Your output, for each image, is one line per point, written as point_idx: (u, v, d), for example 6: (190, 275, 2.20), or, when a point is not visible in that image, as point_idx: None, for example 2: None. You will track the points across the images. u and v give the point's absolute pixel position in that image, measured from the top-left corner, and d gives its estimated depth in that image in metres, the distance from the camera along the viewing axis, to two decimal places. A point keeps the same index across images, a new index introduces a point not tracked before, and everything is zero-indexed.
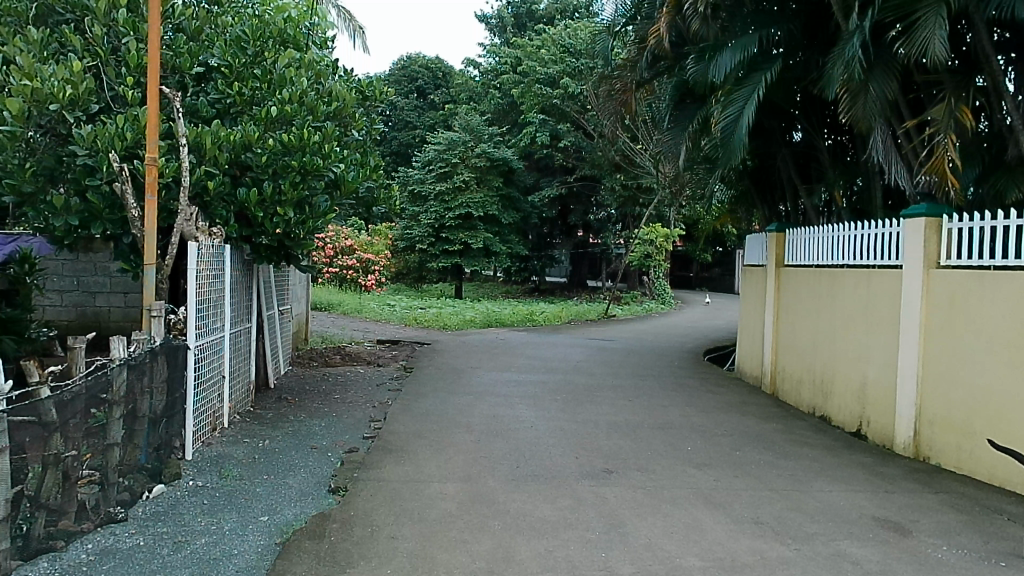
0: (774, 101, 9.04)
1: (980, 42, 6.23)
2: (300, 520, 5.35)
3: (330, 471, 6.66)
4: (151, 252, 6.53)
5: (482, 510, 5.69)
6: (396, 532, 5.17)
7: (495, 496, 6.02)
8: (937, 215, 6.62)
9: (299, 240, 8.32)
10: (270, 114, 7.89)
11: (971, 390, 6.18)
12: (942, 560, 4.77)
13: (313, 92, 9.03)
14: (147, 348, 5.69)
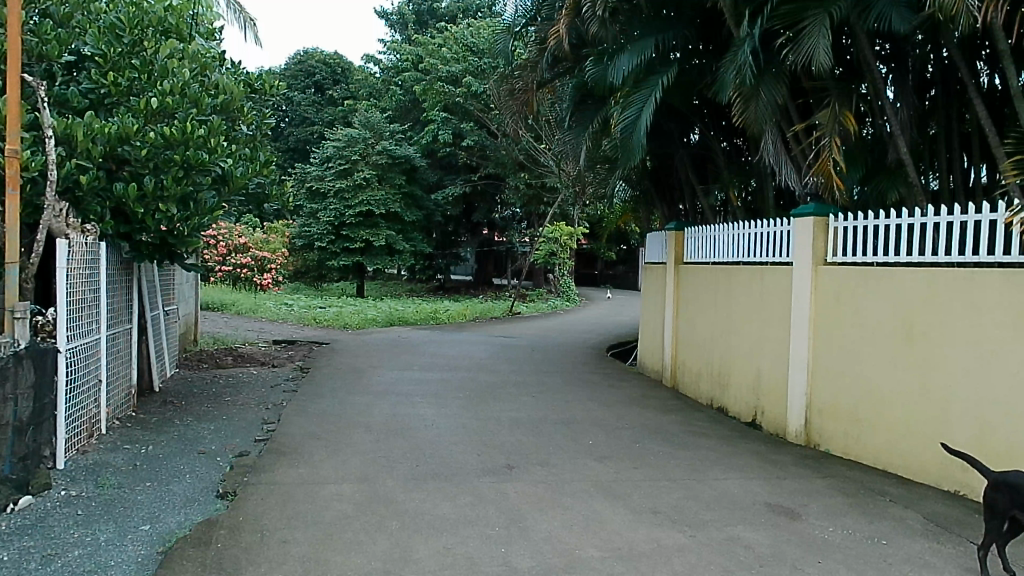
0: (672, 104, 9.32)
1: (862, 51, 6.57)
2: (183, 528, 5.15)
3: (217, 476, 6.42)
4: (12, 250, 6.11)
5: (381, 510, 5.61)
6: (288, 536, 5.04)
7: (393, 496, 5.96)
8: (825, 215, 6.99)
9: (183, 237, 8.04)
10: (150, 106, 7.52)
11: (858, 381, 6.58)
12: (829, 542, 5.04)
13: (196, 83, 8.64)
14: (9, 351, 5.36)
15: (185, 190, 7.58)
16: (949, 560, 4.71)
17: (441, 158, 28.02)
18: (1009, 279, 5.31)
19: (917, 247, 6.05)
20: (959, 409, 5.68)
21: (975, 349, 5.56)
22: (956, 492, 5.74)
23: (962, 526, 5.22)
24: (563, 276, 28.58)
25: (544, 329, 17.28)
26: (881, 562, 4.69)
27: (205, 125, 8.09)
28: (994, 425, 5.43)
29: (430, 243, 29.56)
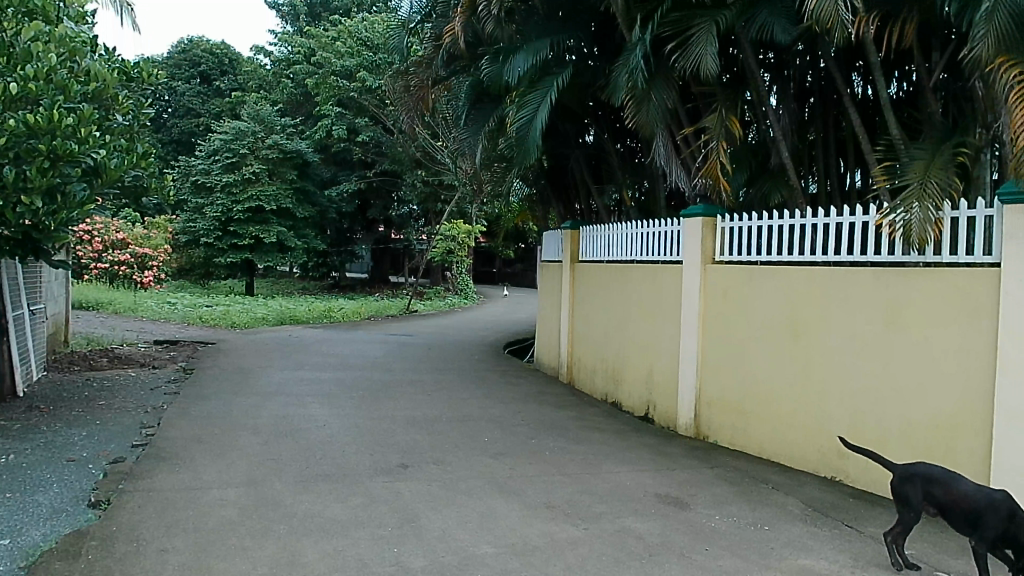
0: (567, 104, 9.49)
1: (747, 59, 6.88)
2: (50, 541, 4.85)
3: (89, 484, 6.08)
4: None
5: (268, 514, 5.46)
6: (166, 544, 4.84)
7: (281, 499, 5.81)
8: (713, 215, 7.30)
9: (49, 232, 7.51)
10: (9, 91, 7.02)
11: (745, 374, 6.91)
12: (715, 529, 5.23)
13: (64, 70, 8.10)
14: None
15: (52, 182, 7.08)
16: (825, 541, 4.97)
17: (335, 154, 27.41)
18: (880, 277, 5.73)
19: (798, 247, 6.42)
20: (836, 399, 6.08)
21: (850, 343, 5.97)
22: (833, 477, 6.14)
23: (837, 509, 5.54)
24: (461, 273, 28.51)
25: (442, 327, 17.20)
26: (763, 546, 4.91)
27: (74, 113, 7.59)
28: (867, 413, 5.84)
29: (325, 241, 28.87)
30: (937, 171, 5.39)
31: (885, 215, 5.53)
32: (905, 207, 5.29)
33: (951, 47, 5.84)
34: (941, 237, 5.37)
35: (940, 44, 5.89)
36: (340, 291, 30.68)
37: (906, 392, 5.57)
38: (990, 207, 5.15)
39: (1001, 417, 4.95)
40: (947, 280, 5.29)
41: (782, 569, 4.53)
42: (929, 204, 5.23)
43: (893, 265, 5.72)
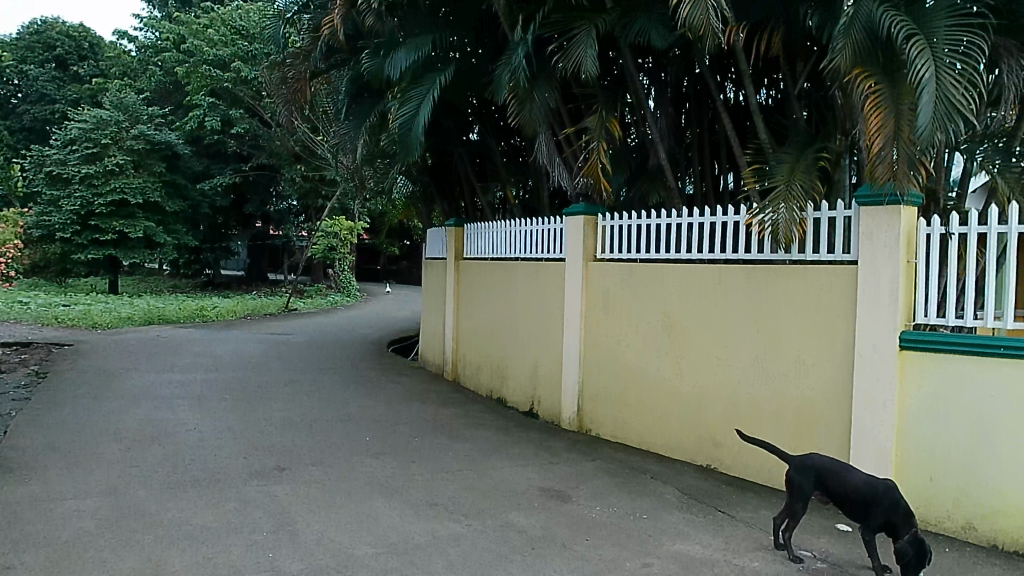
0: (450, 101, 9.45)
1: (626, 63, 7.05)
2: None
3: None
4: None
5: (130, 525, 5.15)
6: (13, 561, 4.49)
7: (146, 508, 5.51)
8: (594, 214, 7.46)
9: None
10: None
11: (627, 369, 7.13)
12: (596, 520, 5.30)
13: None
14: None
15: None
16: (700, 527, 5.15)
17: (207, 146, 26.23)
18: (751, 274, 6.06)
19: (674, 244, 6.68)
20: (712, 391, 6.38)
21: (723, 337, 6.27)
22: (710, 465, 6.43)
23: (712, 496, 5.77)
24: (342, 271, 27.89)
25: (325, 326, 16.80)
26: (641, 534, 5.02)
27: None
28: (741, 402, 6.16)
29: (197, 237, 27.69)
30: (800, 175, 5.68)
31: (754, 215, 5.77)
32: (773, 208, 5.54)
33: (812, 58, 6.21)
34: (805, 236, 5.73)
35: (803, 55, 6.25)
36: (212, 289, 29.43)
37: (776, 383, 5.93)
38: (848, 208, 5.56)
39: (862, 402, 5.36)
40: (813, 276, 5.67)
41: (660, 555, 4.65)
42: (794, 205, 5.52)
43: (762, 263, 6.05)
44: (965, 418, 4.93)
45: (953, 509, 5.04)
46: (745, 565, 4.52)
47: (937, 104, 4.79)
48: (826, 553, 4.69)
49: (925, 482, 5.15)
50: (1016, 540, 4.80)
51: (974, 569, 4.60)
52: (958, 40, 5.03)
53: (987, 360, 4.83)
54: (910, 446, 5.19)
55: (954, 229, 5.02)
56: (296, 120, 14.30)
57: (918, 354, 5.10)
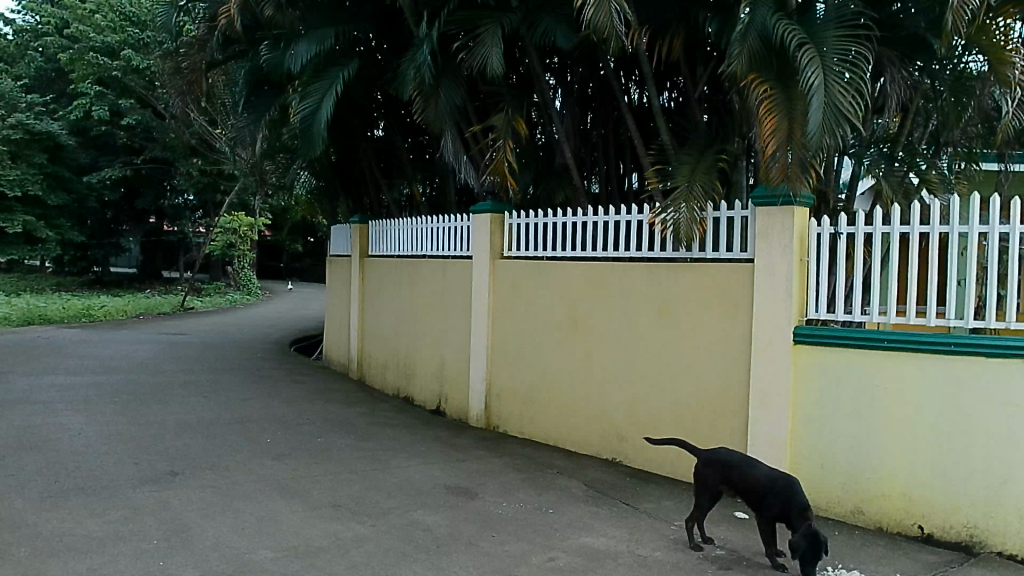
0: (354, 96, 9.28)
1: (532, 63, 7.09)
2: None
3: None
4: None
5: (3, 538, 4.84)
6: None
7: (23, 519, 5.18)
8: (500, 212, 7.50)
9: None
10: None
11: (535, 366, 7.19)
12: (502, 515, 5.27)
13: None
14: None
15: None
16: (604, 519, 5.21)
17: (94, 137, 24.92)
18: (654, 272, 6.22)
19: (581, 243, 6.77)
20: (616, 386, 6.53)
21: (628, 333, 6.41)
22: (615, 459, 6.58)
23: (616, 489, 5.87)
24: (242, 267, 26.89)
25: (225, 326, 16.25)
26: (548, 528, 5.03)
27: None
28: (644, 396, 6.33)
29: (83, 233, 26.31)
30: (701, 176, 5.86)
31: (656, 215, 5.92)
32: (674, 207, 5.70)
33: (712, 63, 6.41)
34: (705, 235, 5.92)
35: (703, 60, 6.45)
36: (101, 287, 28.04)
37: (678, 377, 6.11)
38: (745, 209, 5.79)
39: (759, 393, 5.61)
40: (712, 274, 5.88)
41: (564, 549, 4.68)
42: (694, 205, 5.70)
43: (664, 261, 6.22)
44: (851, 408, 5.26)
45: (841, 495, 5.37)
46: (647, 555, 4.62)
47: (826, 111, 5.06)
48: (725, 541, 4.87)
49: (816, 470, 5.46)
50: (898, 523, 5.16)
51: (861, 550, 4.90)
52: (846, 50, 5.32)
53: (870, 352, 5.18)
54: (802, 436, 5.48)
55: (841, 228, 5.33)
56: (193, 112, 13.77)
57: (809, 349, 5.40)
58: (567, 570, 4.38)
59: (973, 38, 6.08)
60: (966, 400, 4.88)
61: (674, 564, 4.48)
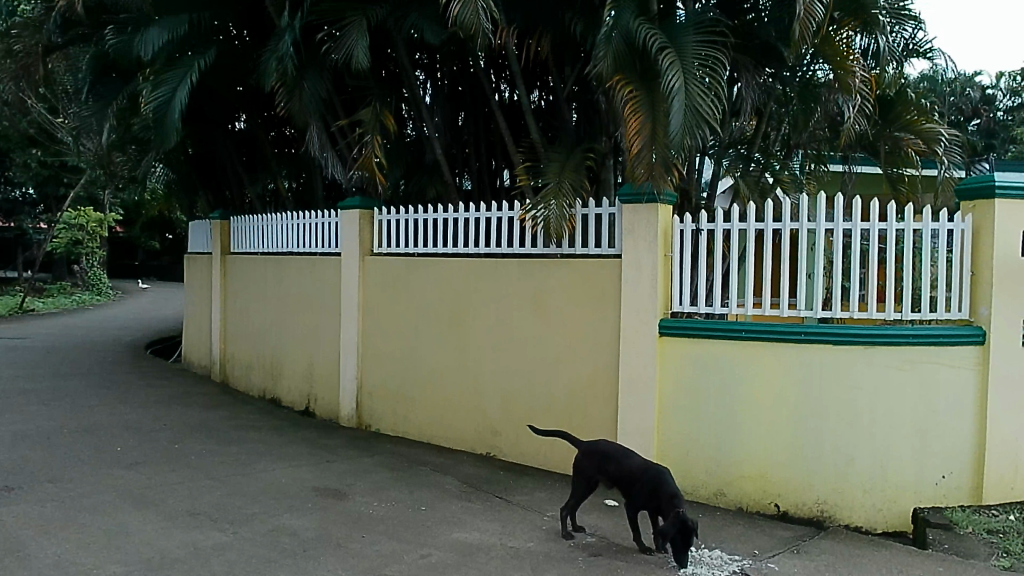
0: (212, 87, 8.86)
1: (401, 58, 6.98)
2: None
3: None
4: None
5: None
6: None
7: None
8: (369, 208, 7.37)
9: None
10: None
11: (407, 364, 7.12)
12: (373, 515, 5.17)
13: None
14: None
15: None
16: (477, 514, 5.21)
17: None
18: (526, 267, 6.28)
19: (452, 239, 6.75)
20: (488, 381, 6.56)
21: (501, 328, 6.45)
22: (488, 453, 6.60)
23: (489, 483, 5.90)
24: (91, 266, 25.13)
25: (71, 327, 15.20)
26: (420, 526, 4.97)
27: None
28: (517, 391, 6.39)
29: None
30: (569, 173, 5.97)
31: (526, 212, 5.98)
32: (544, 204, 5.78)
33: (579, 64, 6.55)
34: (575, 231, 6.03)
35: (571, 60, 6.57)
36: None
37: (550, 370, 6.21)
38: (611, 206, 5.95)
39: (627, 384, 5.79)
40: (581, 269, 6.00)
41: (436, 545, 4.65)
42: (563, 202, 5.80)
43: (535, 256, 6.29)
44: (714, 396, 5.53)
45: (706, 478, 5.62)
46: (519, 546, 4.66)
47: (687, 113, 5.27)
48: (595, 529, 4.98)
49: (681, 456, 5.68)
50: (757, 502, 5.47)
51: (723, 529, 5.15)
52: (703, 55, 5.55)
53: (730, 342, 5.45)
54: (668, 424, 5.70)
55: (704, 224, 5.60)
56: (31, 97, 12.78)
57: (674, 340, 5.62)
58: (438, 566, 4.35)
59: (819, 47, 6.64)
60: (817, 385, 5.29)
61: (546, 553, 4.54)
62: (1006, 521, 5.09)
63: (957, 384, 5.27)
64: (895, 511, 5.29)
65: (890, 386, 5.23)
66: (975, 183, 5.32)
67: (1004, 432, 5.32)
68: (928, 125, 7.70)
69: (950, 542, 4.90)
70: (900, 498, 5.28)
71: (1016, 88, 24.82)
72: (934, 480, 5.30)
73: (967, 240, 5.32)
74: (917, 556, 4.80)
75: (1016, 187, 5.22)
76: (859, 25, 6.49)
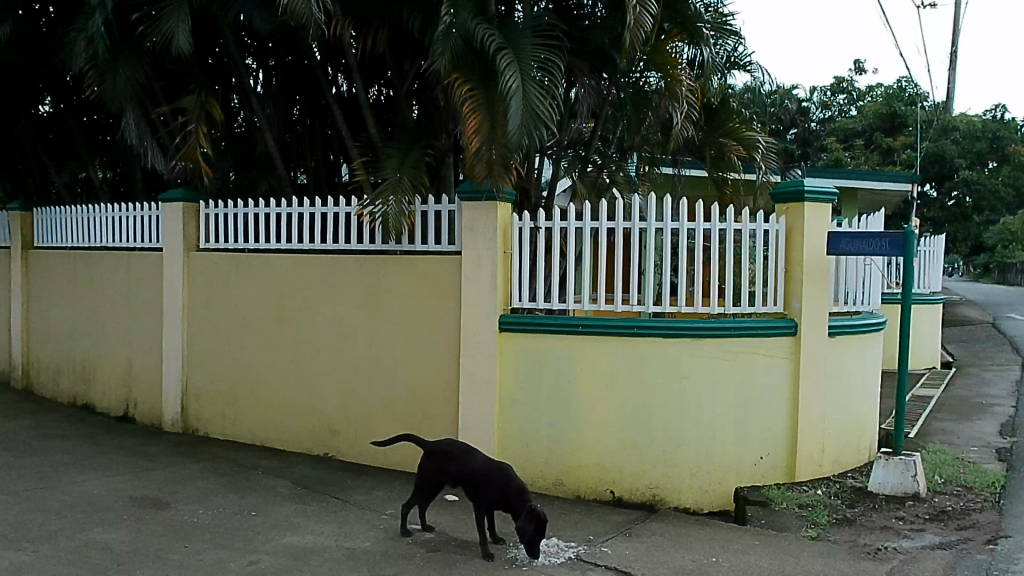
0: (12, 66, 8.11)
1: (229, 45, 6.65)
2: None
3: None
4: None
5: None
6: None
7: None
8: (193, 201, 7.00)
9: None
10: None
11: (239, 364, 6.82)
12: (196, 524, 4.90)
13: None
14: None
15: None
16: (311, 516, 5.06)
17: None
18: (363, 264, 6.17)
19: (286, 235, 6.53)
20: (325, 379, 6.40)
21: (338, 327, 6.31)
22: (326, 454, 6.44)
23: (325, 484, 5.74)
24: None
25: None
26: (249, 532, 4.76)
27: None
28: (356, 390, 6.27)
29: None
30: (408, 169, 5.91)
31: (365, 207, 5.86)
32: (382, 200, 5.68)
33: (418, 59, 6.48)
34: (413, 228, 5.97)
35: (409, 55, 6.50)
36: None
37: (389, 368, 6.14)
38: (450, 203, 5.95)
39: (467, 379, 5.81)
40: (420, 265, 5.96)
41: (266, 551, 4.47)
42: (401, 198, 5.73)
43: (373, 253, 6.18)
44: (551, 389, 5.66)
45: (544, 469, 5.74)
46: (355, 547, 4.56)
47: (523, 112, 5.35)
48: (435, 525, 4.96)
49: (520, 448, 5.77)
50: (593, 490, 5.65)
51: (559, 517, 5.27)
52: (538, 56, 5.64)
53: (566, 336, 5.59)
54: (508, 418, 5.77)
55: (541, 223, 5.71)
56: None
57: (513, 335, 5.70)
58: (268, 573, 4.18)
59: (650, 57, 6.87)
60: (645, 375, 5.53)
61: (383, 552, 4.47)
62: (814, 496, 5.53)
63: (773, 372, 5.65)
64: (718, 491, 5.62)
65: (713, 375, 5.54)
66: (787, 187, 5.71)
67: (813, 414, 5.77)
68: (748, 132, 8.21)
69: (766, 517, 5.25)
70: (723, 479, 5.62)
71: (826, 102, 27.08)
72: (754, 461, 5.67)
73: (781, 240, 5.73)
74: (737, 532, 5.11)
75: (823, 192, 5.67)
76: (686, 36, 6.93)
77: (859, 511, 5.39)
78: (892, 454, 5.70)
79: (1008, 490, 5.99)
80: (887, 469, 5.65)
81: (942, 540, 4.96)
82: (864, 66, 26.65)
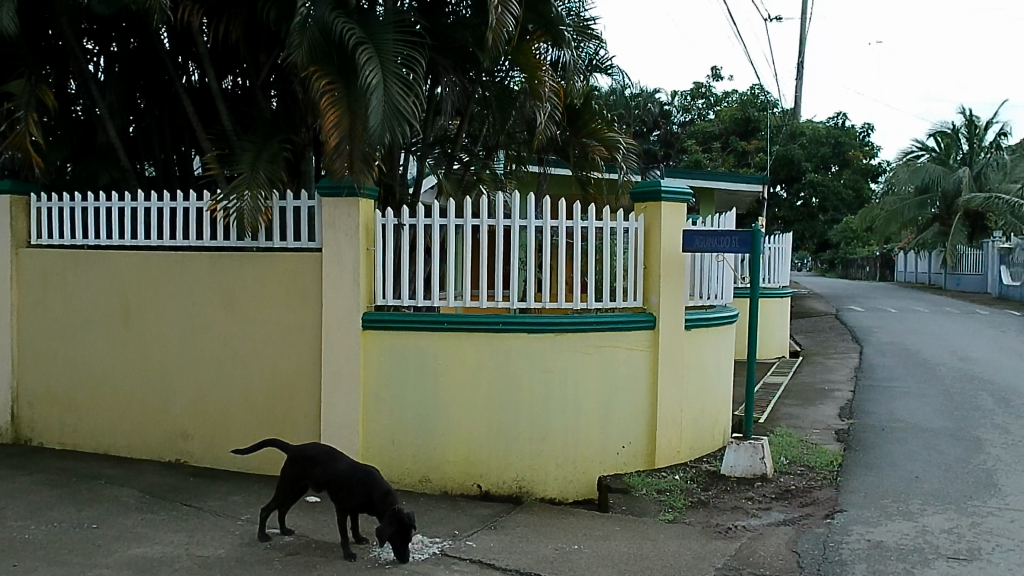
0: None
1: (63, 29, 6.22)
2: None
3: None
4: None
5: None
6: None
7: None
8: (23, 194, 6.50)
9: None
10: None
11: (78, 367, 6.41)
12: (28, 541, 4.55)
13: None
14: None
15: None
16: (160, 526, 4.81)
17: None
18: (217, 261, 5.93)
19: (130, 232, 6.17)
20: (177, 382, 6.11)
21: (189, 327, 6.04)
22: (179, 460, 6.17)
23: (176, 492, 5.48)
24: None
25: None
26: (88, 546, 4.48)
27: None
28: (211, 393, 6.02)
29: None
30: (265, 163, 5.71)
31: (217, 201, 5.62)
32: (237, 194, 5.47)
33: (275, 49, 6.28)
34: (269, 224, 5.78)
35: (265, 46, 6.29)
36: None
37: (246, 370, 5.93)
38: (311, 199, 5.80)
39: (329, 379, 5.68)
40: (278, 262, 5.80)
41: (109, 564, 4.22)
42: (258, 193, 5.53)
43: (229, 250, 5.95)
44: (416, 386, 5.63)
45: (410, 467, 5.71)
46: (208, 555, 4.38)
47: (384, 109, 5.29)
48: (295, 528, 4.83)
49: (386, 447, 5.71)
50: (459, 485, 5.68)
51: (424, 514, 5.25)
52: (400, 52, 5.58)
53: (431, 333, 5.58)
54: (373, 417, 5.70)
55: (405, 219, 5.66)
56: None
57: (377, 333, 5.63)
58: None
59: (514, 57, 7.01)
60: (510, 370, 5.59)
61: (238, 559, 4.32)
62: (672, 481, 5.76)
63: (633, 364, 5.85)
64: (583, 481, 5.76)
65: (575, 368, 5.66)
66: (645, 187, 5.93)
67: (671, 403, 6.00)
68: (609, 133, 8.46)
69: (627, 504, 5.43)
70: (587, 469, 5.77)
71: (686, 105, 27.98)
72: (616, 450, 5.85)
73: (640, 238, 5.94)
74: (598, 518, 5.26)
75: (678, 192, 5.91)
76: (549, 38, 7.06)
77: (713, 493, 5.66)
78: (742, 439, 6.01)
79: (844, 468, 6.46)
80: (738, 453, 5.96)
81: (786, 517, 5.29)
82: (720, 72, 27.91)
